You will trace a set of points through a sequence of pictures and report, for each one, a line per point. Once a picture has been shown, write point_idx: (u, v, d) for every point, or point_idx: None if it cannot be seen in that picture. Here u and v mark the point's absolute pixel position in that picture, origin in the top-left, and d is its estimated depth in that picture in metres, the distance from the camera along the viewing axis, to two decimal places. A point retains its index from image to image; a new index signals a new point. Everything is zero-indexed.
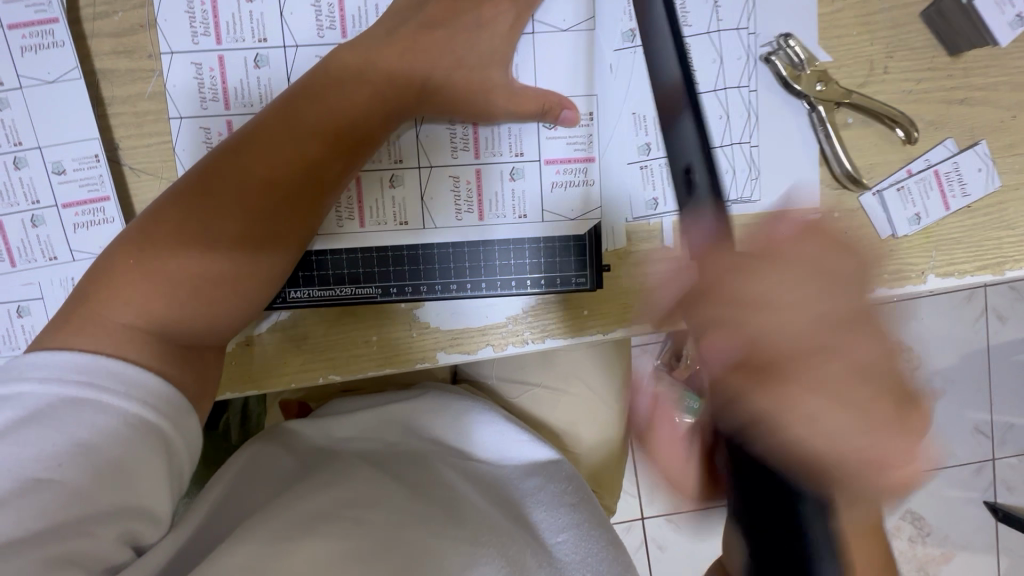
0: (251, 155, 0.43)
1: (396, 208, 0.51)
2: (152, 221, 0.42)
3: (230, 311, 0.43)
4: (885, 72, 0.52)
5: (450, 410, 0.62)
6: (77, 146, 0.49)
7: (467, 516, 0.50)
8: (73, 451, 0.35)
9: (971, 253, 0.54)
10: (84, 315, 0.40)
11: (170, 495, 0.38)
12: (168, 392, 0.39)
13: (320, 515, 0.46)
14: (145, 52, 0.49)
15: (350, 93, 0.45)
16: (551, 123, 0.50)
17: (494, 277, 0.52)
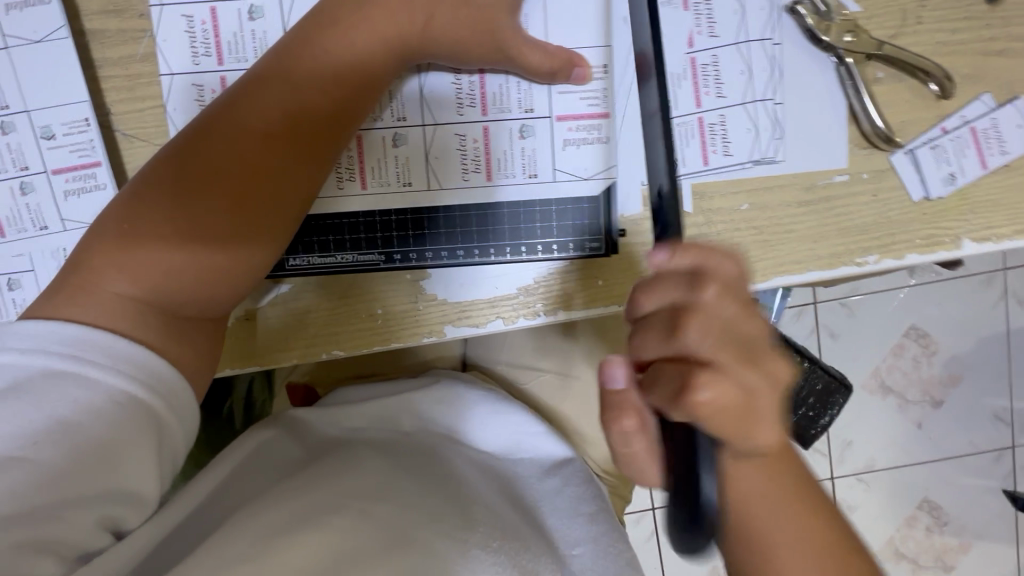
0: (244, 114, 0.41)
1: (400, 170, 0.48)
2: (145, 189, 0.40)
3: (230, 278, 0.41)
4: (917, 23, 0.49)
5: (453, 401, 0.61)
6: (66, 110, 0.47)
7: (475, 513, 0.48)
8: (57, 427, 0.34)
9: (1008, 216, 0.51)
10: (78, 287, 0.38)
11: (158, 476, 0.38)
12: (159, 367, 0.37)
13: (319, 512, 0.43)
14: (136, 11, 0.47)
15: (344, 43, 0.42)
16: (562, 82, 0.48)
17: (504, 242, 0.49)
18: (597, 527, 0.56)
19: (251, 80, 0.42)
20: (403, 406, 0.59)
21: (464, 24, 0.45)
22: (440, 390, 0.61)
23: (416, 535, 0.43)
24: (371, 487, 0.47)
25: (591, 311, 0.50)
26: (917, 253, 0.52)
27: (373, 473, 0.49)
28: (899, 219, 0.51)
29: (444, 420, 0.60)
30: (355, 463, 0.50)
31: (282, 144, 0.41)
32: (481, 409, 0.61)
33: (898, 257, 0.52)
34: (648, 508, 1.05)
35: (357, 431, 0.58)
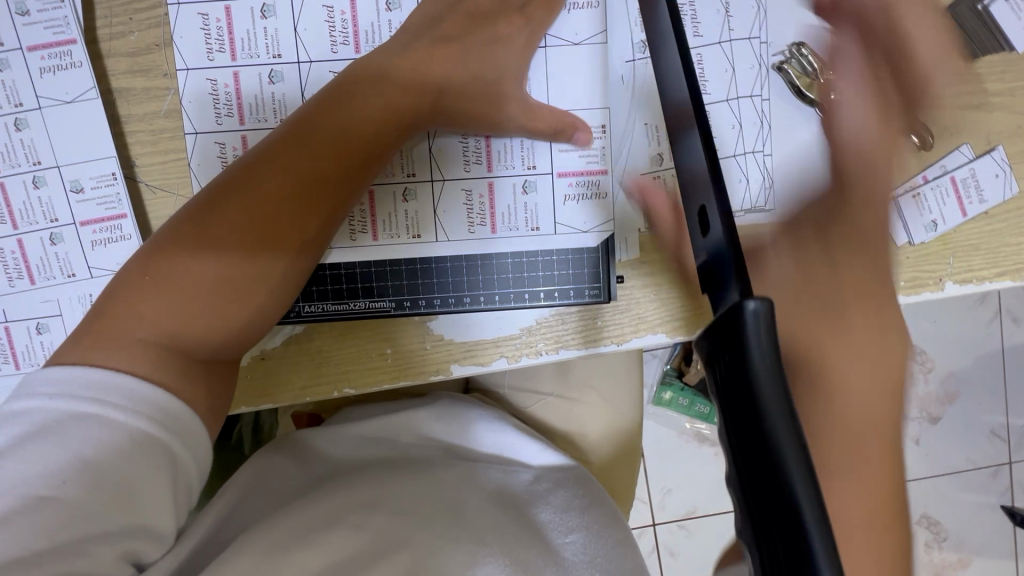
0: (269, 164, 0.44)
1: (406, 222, 0.51)
2: (167, 241, 0.43)
3: (240, 322, 0.43)
4: (898, 79, 0.52)
5: (456, 418, 0.67)
6: (95, 165, 0.50)
7: (471, 516, 0.51)
8: (76, 465, 0.35)
9: (988, 260, 0.54)
10: (101, 327, 0.40)
11: (175, 511, 0.39)
12: (175, 407, 0.39)
13: (324, 521, 0.48)
14: (160, 71, 0.50)
15: (367, 101, 0.46)
16: (563, 143, 0.51)
17: (507, 290, 0.52)
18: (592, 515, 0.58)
19: (278, 133, 0.45)
20: (403, 430, 0.66)
21: (474, 94, 0.49)
22: (438, 408, 0.68)
23: (409, 538, 0.47)
24: (373, 497, 0.51)
25: (588, 350, 0.53)
26: (901, 293, 0.54)
27: (369, 486, 0.53)
28: None
29: (446, 434, 0.65)
30: (357, 477, 0.56)
31: (303, 193, 0.44)
32: (478, 425, 0.67)
33: None
34: (649, 524, 1.07)
35: (363, 446, 0.64)
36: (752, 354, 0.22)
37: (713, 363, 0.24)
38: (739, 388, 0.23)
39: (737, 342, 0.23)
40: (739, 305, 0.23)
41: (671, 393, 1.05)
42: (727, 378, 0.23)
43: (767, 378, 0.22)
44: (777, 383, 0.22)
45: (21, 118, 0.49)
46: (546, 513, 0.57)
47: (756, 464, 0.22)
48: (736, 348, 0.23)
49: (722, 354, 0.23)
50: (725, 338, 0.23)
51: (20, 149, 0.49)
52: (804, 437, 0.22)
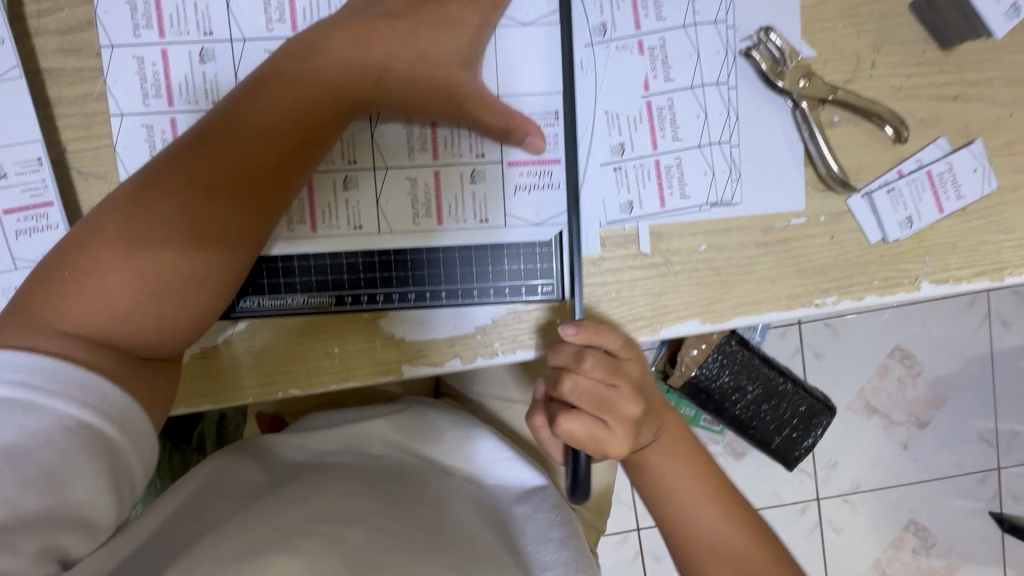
0: (219, 136, 0.42)
1: (351, 214, 0.48)
2: (87, 232, 0.40)
3: (178, 322, 0.41)
4: (872, 67, 0.49)
5: (427, 426, 0.64)
6: (19, 149, 0.47)
7: (446, 538, 0.49)
8: (1, 453, 0.32)
9: (967, 258, 0.51)
10: (42, 307, 0.38)
11: (115, 504, 0.36)
12: (116, 398, 0.37)
13: (299, 530, 0.43)
14: (92, 51, 0.48)
15: (320, 70, 0.43)
16: (515, 146, 0.48)
17: (456, 285, 0.49)
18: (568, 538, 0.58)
19: (226, 102, 0.43)
20: (364, 434, 0.63)
21: (420, 76, 0.46)
22: (407, 414, 0.65)
23: (378, 557, 0.43)
24: (344, 511, 0.47)
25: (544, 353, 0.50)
26: (875, 294, 0.51)
27: (336, 497, 0.50)
28: (857, 261, 0.51)
29: (419, 444, 0.63)
30: (323, 485, 0.52)
31: (260, 165, 0.42)
32: (451, 433, 0.64)
33: (856, 298, 0.51)
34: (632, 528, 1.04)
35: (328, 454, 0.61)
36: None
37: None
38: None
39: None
40: None
41: None
42: None
43: None
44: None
45: None
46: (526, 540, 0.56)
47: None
48: None
49: None
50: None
51: None
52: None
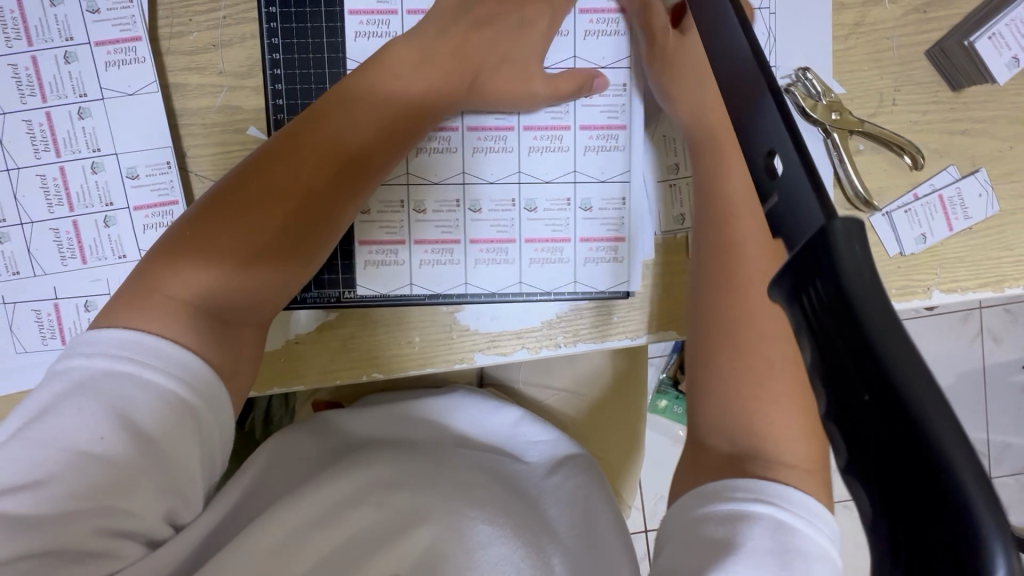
0: (294, 150, 0.49)
1: (516, 179, 0.59)
2: (222, 199, 0.47)
3: (270, 295, 0.49)
4: (893, 104, 0.57)
5: (465, 407, 0.75)
6: (151, 154, 0.53)
7: (466, 486, 0.61)
8: (115, 422, 0.39)
9: (972, 272, 0.59)
10: (156, 283, 0.44)
11: (200, 473, 0.43)
12: (206, 372, 0.43)
13: (343, 503, 0.56)
14: (215, 70, 0.54)
15: (375, 111, 0.52)
16: (587, 94, 0.58)
17: (532, 286, 0.59)
18: (582, 483, 0.67)
19: (319, 120, 0.51)
20: (412, 415, 0.74)
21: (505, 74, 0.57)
22: (450, 399, 0.76)
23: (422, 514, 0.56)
24: (387, 477, 0.59)
25: (602, 343, 0.59)
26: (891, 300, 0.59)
27: (384, 465, 0.61)
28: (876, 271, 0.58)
29: (460, 421, 0.74)
30: (378, 455, 0.64)
31: (323, 183, 0.49)
32: (482, 410, 0.76)
33: None
34: (640, 530, 1.11)
35: (384, 432, 0.72)
36: (849, 279, 0.20)
37: (803, 300, 0.22)
38: (833, 302, 0.20)
39: (829, 269, 0.21)
40: (828, 226, 0.22)
41: (666, 400, 1.09)
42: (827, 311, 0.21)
43: (864, 291, 0.20)
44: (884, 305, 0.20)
45: (83, 108, 0.52)
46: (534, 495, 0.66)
47: (874, 386, 0.19)
48: (826, 270, 0.21)
49: (813, 277, 0.21)
50: (813, 263, 0.22)
51: (81, 136, 0.52)
52: (933, 375, 0.19)
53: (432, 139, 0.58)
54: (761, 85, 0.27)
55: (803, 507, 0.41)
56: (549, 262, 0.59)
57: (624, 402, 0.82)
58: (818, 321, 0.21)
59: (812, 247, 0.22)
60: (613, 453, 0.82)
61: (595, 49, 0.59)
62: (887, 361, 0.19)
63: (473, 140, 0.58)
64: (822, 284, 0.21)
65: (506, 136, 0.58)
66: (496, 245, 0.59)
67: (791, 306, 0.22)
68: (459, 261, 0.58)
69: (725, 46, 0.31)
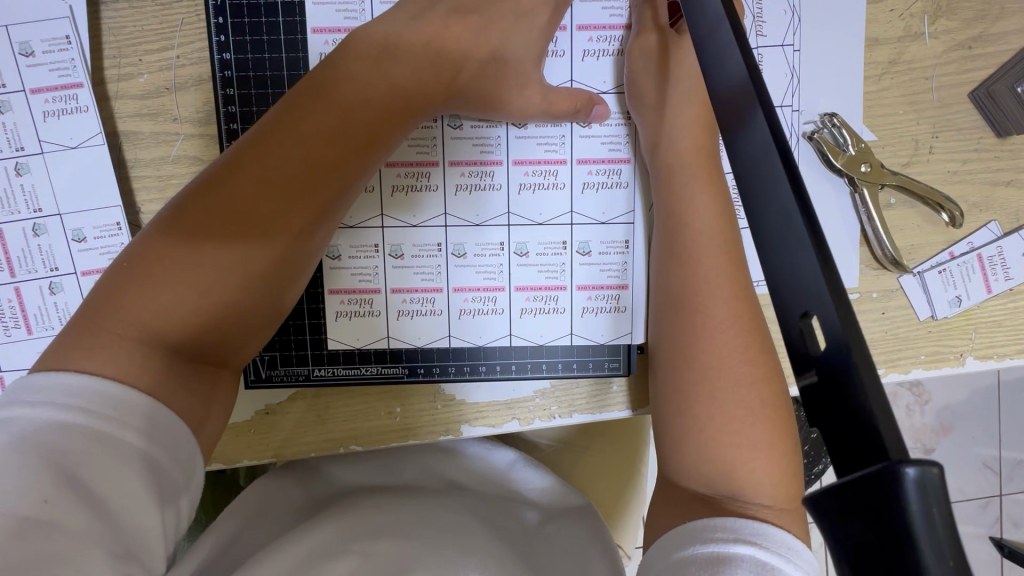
0: (245, 170, 0.40)
1: (506, 222, 0.47)
2: (177, 220, 0.40)
3: (233, 328, 0.41)
4: (930, 152, 0.51)
5: (458, 454, 0.71)
6: (99, 214, 0.48)
7: (461, 534, 0.56)
8: (62, 483, 0.32)
9: (1011, 336, 0.53)
10: (93, 333, 0.37)
11: (163, 536, 0.36)
12: (169, 422, 0.37)
13: (325, 554, 0.51)
14: (170, 116, 0.49)
15: (352, 97, 0.41)
16: (584, 121, 0.47)
17: (524, 359, 0.49)
18: (586, 528, 0.62)
19: (272, 131, 0.41)
20: (405, 459, 0.70)
21: (492, 79, 0.44)
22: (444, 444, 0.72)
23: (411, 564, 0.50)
24: (372, 526, 0.55)
25: (600, 417, 0.49)
26: (921, 367, 0.53)
27: (373, 514, 0.58)
28: (906, 336, 0.53)
29: (452, 469, 0.69)
30: (364, 505, 0.60)
31: (279, 209, 0.41)
32: (476, 450, 0.71)
33: (903, 371, 0.53)
34: None
35: (370, 480, 0.67)
36: (925, 561, 0.16)
37: (843, 534, 0.17)
38: (888, 549, 0.16)
39: (888, 517, 0.16)
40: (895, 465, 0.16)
41: None
42: (880, 554, 0.16)
43: (930, 541, 0.15)
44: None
45: (21, 163, 0.47)
46: (535, 546, 0.61)
47: None
48: (884, 508, 0.16)
49: (860, 511, 0.16)
50: (870, 497, 0.16)
51: (19, 195, 0.47)
52: None
53: (412, 176, 0.47)
54: (797, 228, 0.23)
55: (787, 547, 0.33)
56: (543, 314, 0.49)
57: (627, 455, 0.76)
58: (864, 562, 0.16)
59: (862, 492, 0.16)
60: (613, 505, 0.76)
61: (595, 71, 0.48)
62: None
63: (456, 176, 0.47)
64: (886, 554, 0.16)
65: (492, 171, 0.47)
66: (483, 293, 0.48)
67: (825, 528, 0.17)
68: (442, 311, 0.48)
69: (750, 162, 0.25)
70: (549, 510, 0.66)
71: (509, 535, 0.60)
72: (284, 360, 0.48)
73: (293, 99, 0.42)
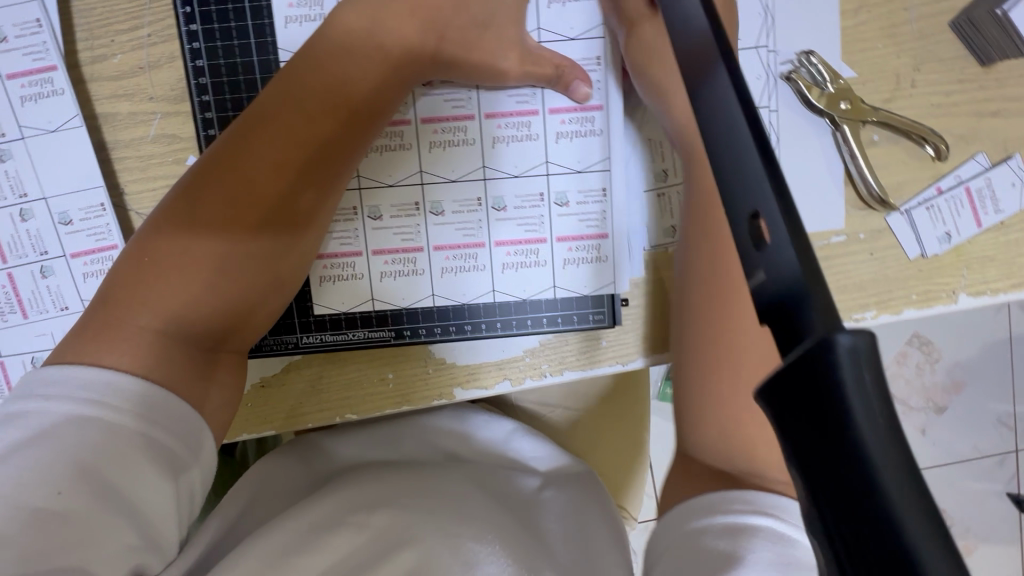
0: (245, 152, 0.40)
1: (482, 176, 0.47)
2: (178, 206, 0.41)
3: (242, 307, 0.42)
4: (912, 86, 0.50)
5: (459, 425, 0.70)
6: (83, 196, 0.48)
7: (467, 507, 0.56)
8: (74, 473, 0.34)
9: (1004, 270, 0.52)
10: (115, 325, 0.38)
11: (175, 517, 0.38)
12: (177, 407, 0.38)
13: (324, 524, 0.51)
14: (145, 96, 0.49)
15: (344, 71, 0.41)
16: (558, 91, 0.46)
17: (509, 316, 0.49)
18: (583, 504, 0.64)
19: (267, 110, 0.41)
20: (403, 433, 0.69)
21: (462, 36, 0.44)
22: (444, 415, 0.70)
23: (405, 535, 0.51)
24: (371, 496, 0.55)
25: (591, 373, 0.50)
26: (913, 308, 0.53)
27: (372, 485, 0.57)
28: (897, 276, 0.52)
29: (454, 442, 0.69)
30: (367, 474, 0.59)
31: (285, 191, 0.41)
32: (479, 421, 0.70)
33: (895, 312, 0.53)
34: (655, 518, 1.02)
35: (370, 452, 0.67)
36: (861, 434, 0.16)
37: (791, 425, 0.17)
38: (829, 434, 0.16)
39: (829, 402, 0.16)
40: (830, 340, 0.16)
41: None
42: (820, 438, 0.16)
43: (866, 422, 0.16)
44: (903, 469, 0.16)
45: (4, 150, 0.48)
46: (545, 521, 0.61)
47: (872, 563, 0.16)
48: (822, 394, 0.16)
49: (806, 401, 0.16)
50: (805, 384, 0.16)
51: (4, 182, 0.48)
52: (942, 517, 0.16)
53: (385, 135, 0.47)
54: (741, 125, 0.21)
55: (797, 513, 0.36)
56: (525, 267, 0.49)
57: (625, 417, 0.76)
58: (814, 453, 0.17)
59: (805, 382, 0.16)
60: (612, 469, 0.77)
61: (563, 18, 0.47)
62: (908, 546, 0.15)
63: (429, 134, 0.47)
64: (822, 427, 0.16)
65: (466, 125, 0.47)
66: (463, 251, 0.48)
67: (775, 420, 0.17)
68: (424, 270, 0.49)
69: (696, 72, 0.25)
70: (553, 484, 0.66)
71: (510, 503, 0.61)
72: (272, 330, 0.48)
73: (281, 75, 0.42)
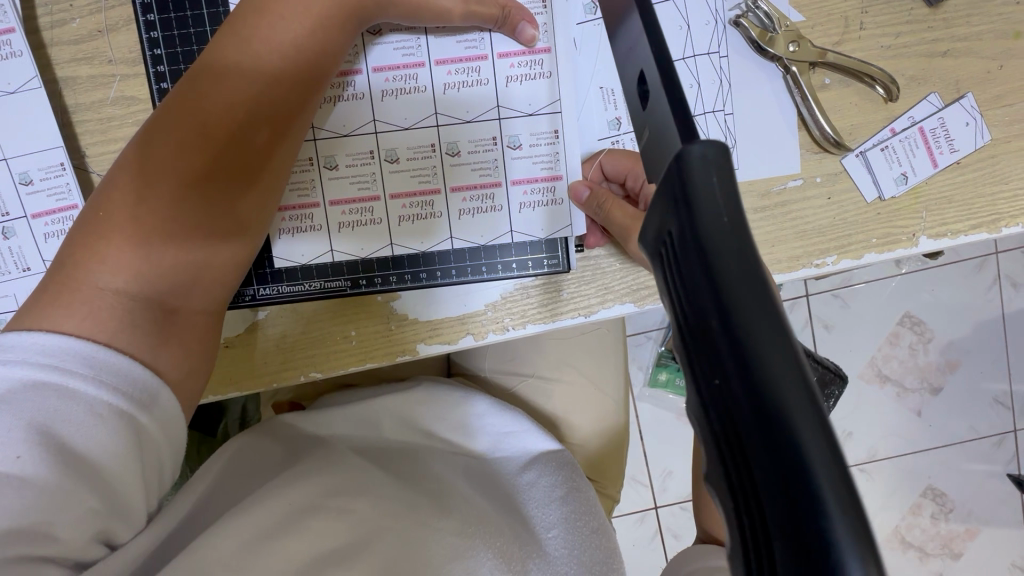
0: (195, 103, 0.40)
1: (434, 123, 0.48)
2: (132, 165, 0.40)
3: (204, 258, 0.42)
4: (861, 28, 0.50)
5: (438, 404, 0.63)
6: (43, 156, 0.49)
7: (454, 505, 0.53)
8: (35, 438, 0.33)
9: (963, 212, 0.52)
10: (70, 282, 0.38)
11: (142, 486, 0.38)
12: (146, 379, 0.37)
13: (305, 509, 0.47)
14: (104, 58, 0.50)
15: (285, 15, 0.42)
16: (506, 33, 0.47)
17: (464, 263, 0.49)
18: (568, 506, 0.58)
19: (215, 56, 0.42)
20: (375, 409, 0.62)
21: None
22: (417, 393, 0.63)
23: (389, 526, 0.48)
24: (347, 482, 0.51)
25: (553, 324, 0.49)
26: (873, 252, 0.52)
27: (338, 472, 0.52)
28: (856, 220, 0.52)
29: (431, 422, 0.63)
30: (338, 459, 0.54)
31: (237, 133, 0.41)
32: (462, 402, 0.63)
33: (856, 257, 0.52)
34: (649, 507, 1.01)
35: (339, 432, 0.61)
36: (708, 234, 0.17)
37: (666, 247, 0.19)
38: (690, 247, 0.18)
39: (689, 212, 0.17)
40: (685, 154, 0.18)
41: (667, 373, 0.99)
42: (681, 251, 0.18)
43: (721, 231, 0.17)
44: (749, 268, 0.17)
45: None
46: (530, 508, 0.57)
47: (720, 367, 0.17)
48: (683, 207, 0.18)
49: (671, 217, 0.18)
50: (670, 198, 0.18)
51: None
52: (791, 328, 0.17)
53: (337, 86, 0.47)
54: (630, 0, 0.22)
55: None
56: (481, 213, 0.49)
57: (602, 388, 0.75)
58: (680, 270, 0.18)
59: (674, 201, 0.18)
60: (592, 444, 0.75)
61: None
62: (746, 333, 0.16)
63: (381, 83, 0.48)
64: (677, 226, 0.18)
65: (416, 73, 0.48)
66: (419, 198, 0.49)
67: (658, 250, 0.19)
68: (380, 220, 0.49)
69: None
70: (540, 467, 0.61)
71: (494, 494, 0.58)
72: None
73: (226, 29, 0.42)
